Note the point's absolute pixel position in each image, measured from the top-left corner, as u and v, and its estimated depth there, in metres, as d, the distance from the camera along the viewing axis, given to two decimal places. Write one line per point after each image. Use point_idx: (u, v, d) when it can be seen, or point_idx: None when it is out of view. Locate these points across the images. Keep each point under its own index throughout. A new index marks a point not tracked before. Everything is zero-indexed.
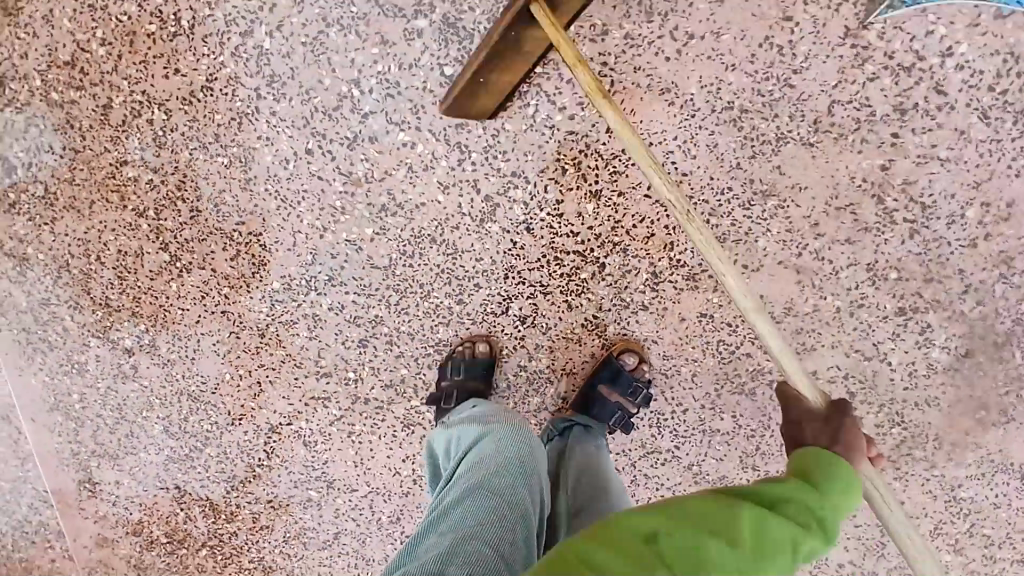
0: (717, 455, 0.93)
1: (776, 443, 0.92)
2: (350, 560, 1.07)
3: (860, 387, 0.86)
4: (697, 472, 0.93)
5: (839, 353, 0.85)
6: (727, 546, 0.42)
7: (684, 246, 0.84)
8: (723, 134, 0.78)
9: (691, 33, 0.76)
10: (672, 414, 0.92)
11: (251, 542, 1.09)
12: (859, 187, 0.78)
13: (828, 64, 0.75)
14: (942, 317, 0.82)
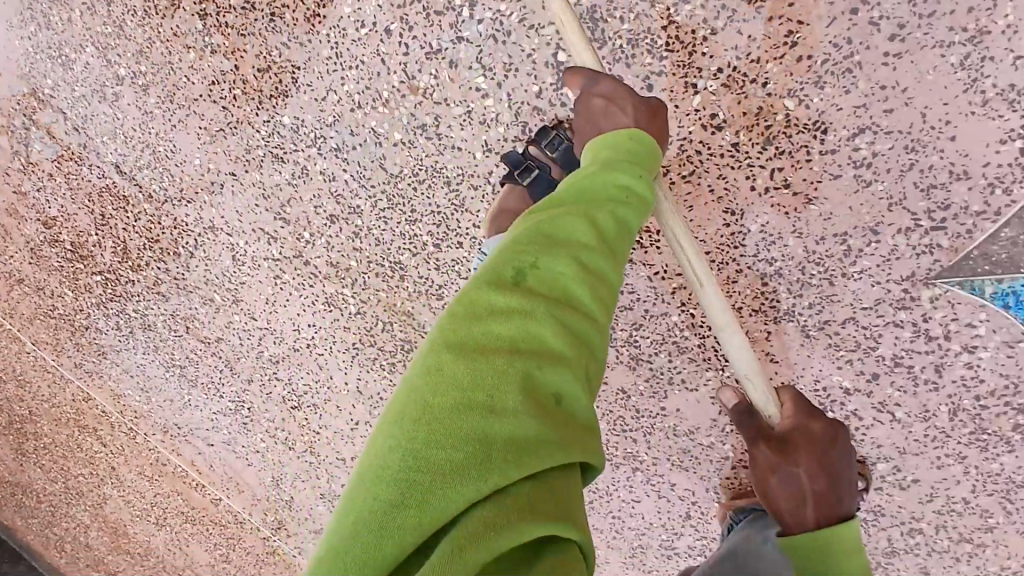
0: None
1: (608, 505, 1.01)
2: (219, 362, 1.13)
3: (699, 515, 0.94)
4: None
5: (702, 482, 0.92)
6: (571, 316, 0.41)
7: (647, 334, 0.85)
8: (747, 277, 0.78)
9: (787, 184, 0.73)
10: None
11: (146, 294, 1.13)
12: (815, 390, 0.81)
13: (873, 288, 0.74)
14: None
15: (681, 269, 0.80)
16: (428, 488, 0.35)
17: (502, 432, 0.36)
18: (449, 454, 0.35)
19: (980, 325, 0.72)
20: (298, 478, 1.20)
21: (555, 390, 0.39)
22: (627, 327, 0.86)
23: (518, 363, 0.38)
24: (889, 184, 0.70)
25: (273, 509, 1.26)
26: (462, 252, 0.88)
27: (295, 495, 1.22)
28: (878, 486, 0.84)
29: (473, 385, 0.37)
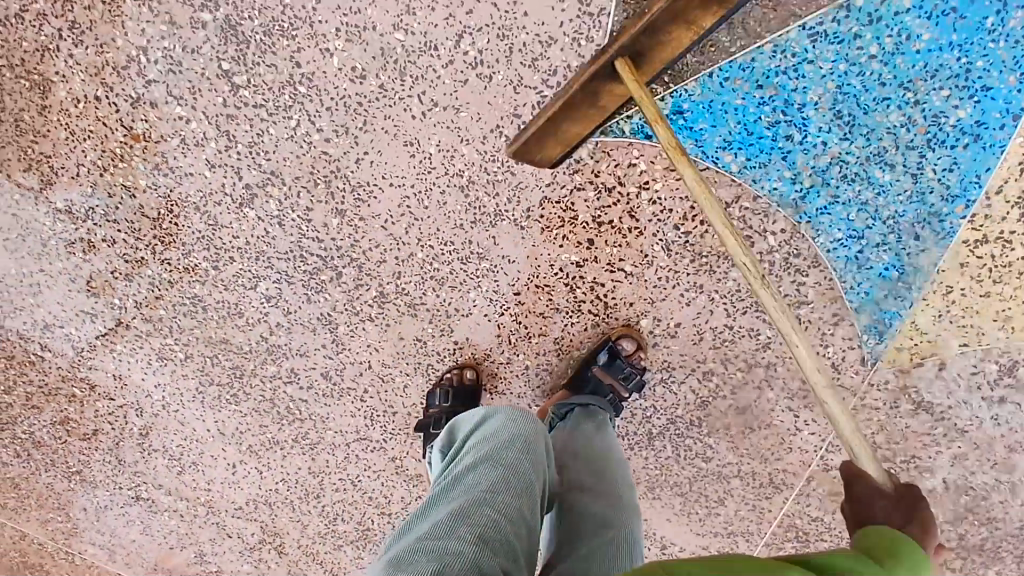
0: (418, 455, 1.04)
1: None
2: (106, 456, 1.17)
3: None
4: (398, 465, 1.05)
5: (522, 401, 0.98)
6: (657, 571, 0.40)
7: (409, 279, 0.93)
8: (451, 196, 0.87)
9: (435, 103, 0.84)
10: (383, 413, 1.02)
11: (23, 415, 1.17)
12: (556, 274, 0.88)
13: (544, 164, 0.84)
14: None
15: (402, 210, 0.89)
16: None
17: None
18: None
19: (639, 162, 0.82)
20: (215, 541, 1.20)
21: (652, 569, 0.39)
22: (390, 281, 0.93)
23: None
24: (504, 71, 0.81)
25: None
26: (237, 265, 0.97)
27: (221, 561, 1.22)
28: (655, 343, 0.89)
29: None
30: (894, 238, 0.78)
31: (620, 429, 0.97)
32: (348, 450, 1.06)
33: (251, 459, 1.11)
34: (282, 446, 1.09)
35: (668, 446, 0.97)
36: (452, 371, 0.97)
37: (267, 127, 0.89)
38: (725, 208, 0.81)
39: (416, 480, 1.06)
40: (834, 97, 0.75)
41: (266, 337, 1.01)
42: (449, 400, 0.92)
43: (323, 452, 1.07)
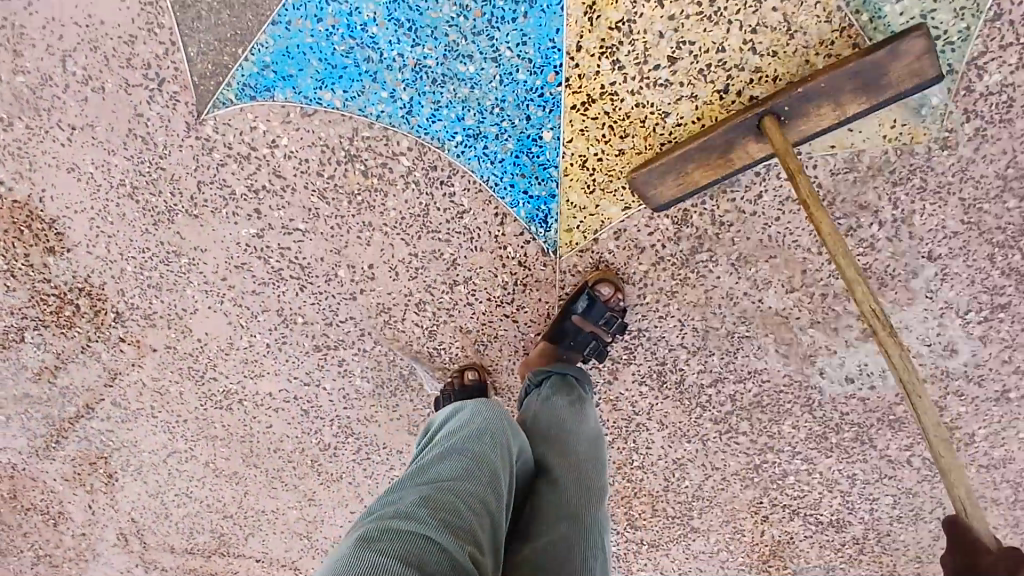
0: (224, 454, 1.06)
1: (263, 447, 1.04)
2: None
3: (309, 406, 1.00)
4: (214, 467, 1.07)
5: (283, 379, 0.98)
6: None
7: (131, 290, 0.95)
8: (126, 205, 0.90)
9: (75, 126, 0.87)
10: (176, 423, 1.04)
11: None
12: (246, 250, 0.90)
13: (183, 151, 0.86)
14: (350, 353, 0.94)
15: (94, 231, 0.93)
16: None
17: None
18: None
19: (258, 124, 0.83)
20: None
21: None
22: (118, 300, 0.96)
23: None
24: (110, 80, 0.84)
25: None
26: (2, 322, 1.02)
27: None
28: (360, 289, 0.90)
29: None
30: (508, 125, 0.79)
31: (373, 377, 0.96)
32: (168, 466, 1.09)
33: (101, 497, 1.16)
34: (114, 479, 1.14)
35: (424, 383, 0.96)
36: (211, 367, 0.99)
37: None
38: (350, 143, 0.83)
39: (236, 478, 1.08)
40: (386, 7, 0.75)
41: (54, 382, 1.06)
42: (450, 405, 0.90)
43: (150, 473, 1.11)
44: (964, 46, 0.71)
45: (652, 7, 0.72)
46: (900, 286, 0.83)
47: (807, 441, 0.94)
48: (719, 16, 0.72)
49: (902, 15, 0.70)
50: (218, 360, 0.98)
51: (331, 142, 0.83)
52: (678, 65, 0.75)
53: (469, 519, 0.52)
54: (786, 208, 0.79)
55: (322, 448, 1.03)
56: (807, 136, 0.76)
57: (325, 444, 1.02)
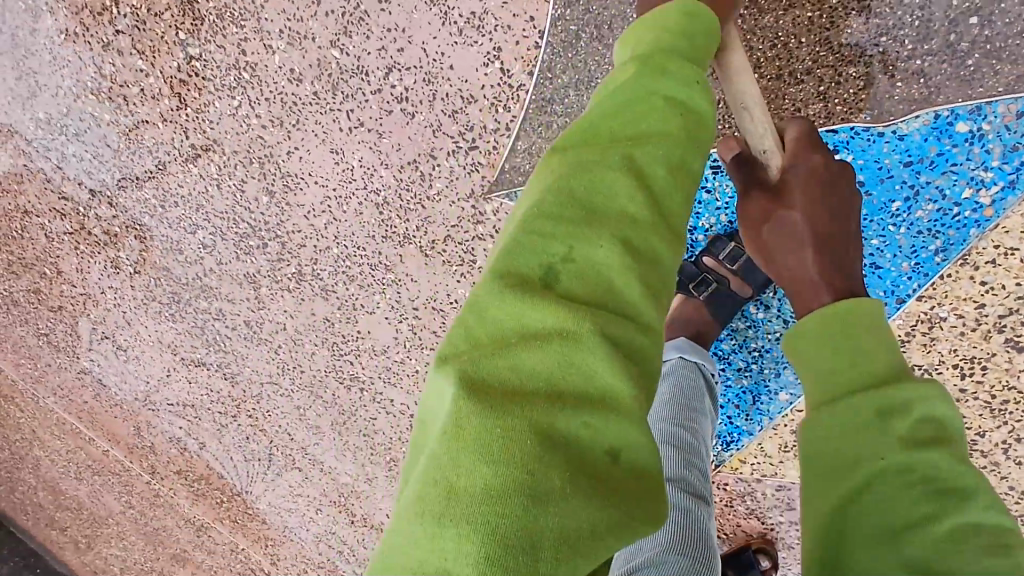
0: (319, 411, 1.12)
1: (356, 428, 1.10)
2: (65, 329, 1.27)
3: None
4: (301, 413, 1.14)
5: (410, 398, 1.03)
6: (601, 323, 0.36)
7: (324, 266, 0.96)
8: (366, 209, 0.90)
9: (362, 123, 0.85)
10: (292, 368, 1.09)
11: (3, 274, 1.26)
12: (451, 303, 0.92)
13: (450, 207, 0.85)
14: None
15: (323, 207, 0.92)
16: (492, 503, 0.30)
17: (545, 523, 0.30)
18: (498, 524, 0.30)
19: None
20: (152, 425, 1.32)
21: (604, 444, 0.34)
22: (307, 264, 0.97)
23: (525, 416, 0.32)
24: (426, 114, 0.82)
25: (144, 459, 1.39)
26: (179, 211, 1.02)
27: (158, 438, 1.33)
28: None
29: (552, 376, 0.34)
30: (756, 368, 0.82)
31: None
32: (263, 388, 1.14)
33: (181, 367, 1.20)
34: (207, 367, 1.17)
35: None
36: (355, 354, 1.03)
37: (222, 103, 0.91)
38: None
39: (315, 429, 1.15)
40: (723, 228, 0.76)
41: (200, 277, 1.07)
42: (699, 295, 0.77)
43: (242, 383, 1.16)
44: None
45: (953, 372, 0.73)
46: None
47: None
48: (1001, 413, 0.74)
49: None
50: (364, 354, 1.02)
51: None
52: None
53: None
54: None
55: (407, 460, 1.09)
56: None
57: None
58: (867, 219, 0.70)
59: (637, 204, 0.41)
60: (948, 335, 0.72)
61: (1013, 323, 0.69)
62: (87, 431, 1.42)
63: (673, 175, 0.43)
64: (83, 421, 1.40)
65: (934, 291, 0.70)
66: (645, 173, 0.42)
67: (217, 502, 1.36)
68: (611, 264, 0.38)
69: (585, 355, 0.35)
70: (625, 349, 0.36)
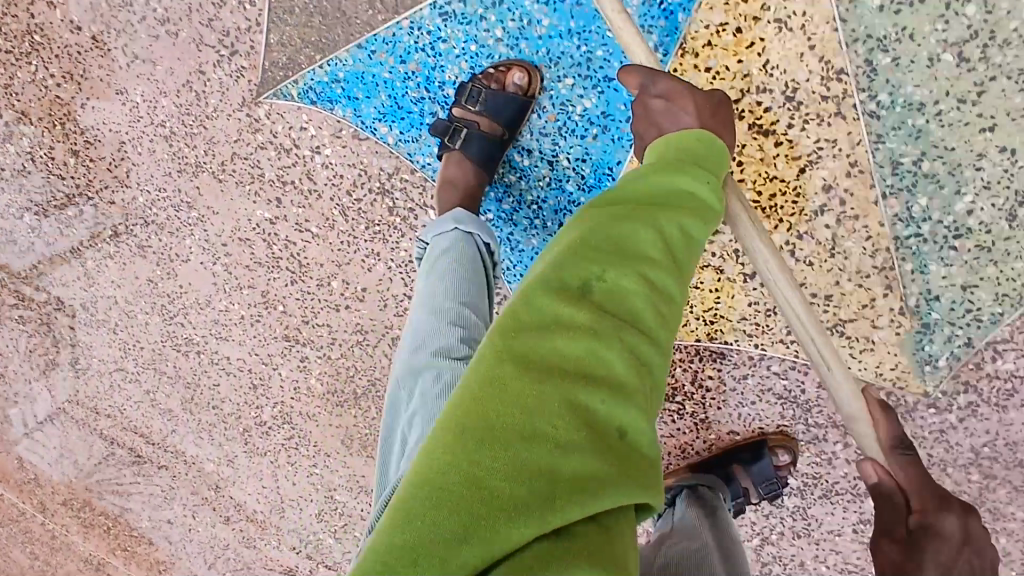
0: (169, 390, 1.09)
1: (205, 399, 1.07)
2: None
3: (260, 382, 1.02)
4: (153, 397, 1.10)
5: (243, 349, 1.00)
6: (611, 351, 0.37)
7: (133, 219, 0.96)
8: (157, 146, 0.90)
9: (138, 55, 0.86)
10: (134, 347, 1.07)
11: None
12: (253, 228, 0.90)
13: (228, 122, 0.85)
14: (314, 353, 0.96)
15: (122, 155, 0.92)
16: (494, 422, 0.34)
17: (563, 467, 0.34)
18: (524, 478, 0.33)
19: (309, 127, 0.81)
20: (27, 452, 1.27)
21: (612, 426, 0.36)
22: (121, 222, 0.97)
23: (542, 394, 0.35)
24: (188, 30, 0.82)
25: (31, 496, 1.33)
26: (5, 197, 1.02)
27: (36, 470, 1.29)
28: (347, 305, 0.91)
29: (579, 364, 0.36)
30: (539, 223, 0.78)
31: (328, 381, 0.98)
32: (113, 379, 1.12)
33: (40, 379, 1.17)
34: (62, 370, 1.15)
35: (374, 407, 0.98)
36: (184, 314, 1.00)
37: (17, 72, 0.92)
38: (388, 178, 0.81)
39: (170, 414, 1.11)
40: (468, 76, 0.74)
41: (36, 268, 1.05)
42: (477, 108, 0.71)
43: (94, 378, 1.13)
44: (991, 328, 0.70)
45: None
46: (840, 503, 0.84)
47: None
48: (773, 211, 0.72)
49: (945, 279, 0.70)
50: (192, 311, 1.00)
51: (370, 170, 0.81)
52: (719, 238, 0.75)
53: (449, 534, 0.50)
54: (764, 398, 0.81)
55: (258, 422, 1.06)
56: None
57: (262, 420, 1.05)
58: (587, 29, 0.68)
59: (625, 236, 0.41)
60: None
61: (749, 106, 0.69)
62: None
63: (685, 235, 0.43)
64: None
65: None
66: (676, 218, 0.43)
67: (105, 530, 1.30)
68: (618, 284, 0.39)
69: (598, 353, 0.37)
70: (596, 327, 0.37)
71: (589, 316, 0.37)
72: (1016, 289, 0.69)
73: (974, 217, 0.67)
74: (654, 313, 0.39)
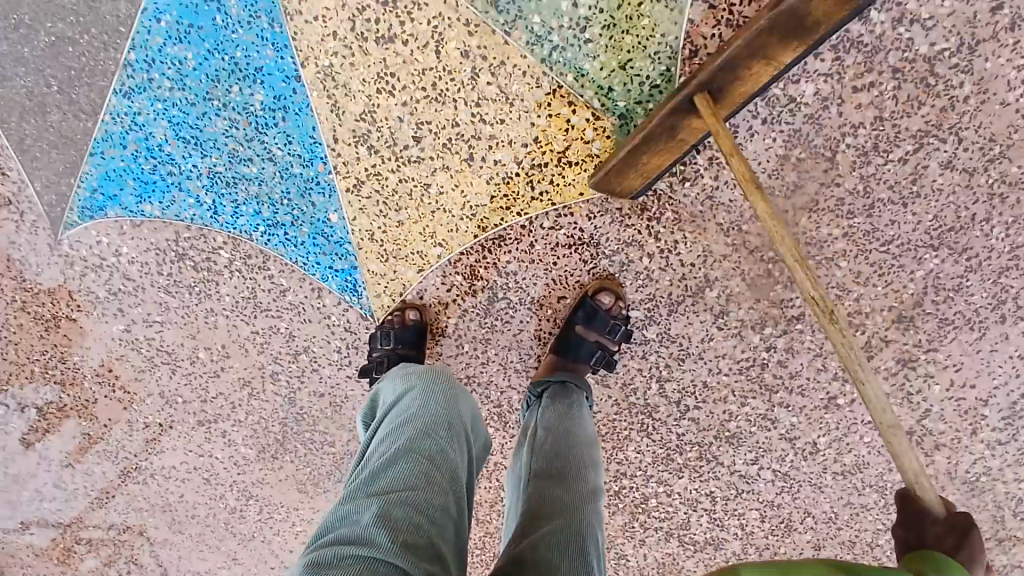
0: (154, 522, 1.17)
1: (182, 514, 1.15)
2: None
3: (209, 474, 1.10)
4: (148, 536, 1.19)
5: (180, 452, 1.09)
6: None
7: (44, 389, 1.07)
8: (22, 317, 1.02)
9: None
10: (109, 499, 1.17)
11: None
12: (120, 344, 1.01)
13: (52, 268, 0.97)
14: (229, 423, 1.05)
15: (4, 341, 1.04)
16: None
17: None
18: None
19: (102, 238, 0.94)
20: None
21: None
22: (36, 397, 1.08)
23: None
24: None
25: None
26: None
27: None
28: (221, 367, 1.00)
29: None
30: (298, 212, 0.88)
31: (253, 442, 1.06)
32: (115, 534, 1.21)
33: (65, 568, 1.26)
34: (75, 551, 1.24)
35: (301, 444, 1.05)
36: (122, 447, 1.11)
37: None
38: (176, 243, 0.92)
39: (169, 543, 1.19)
40: (174, 130, 0.86)
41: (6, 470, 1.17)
42: (389, 343, 0.90)
43: (102, 544, 1.23)
44: (669, 86, 0.76)
45: (386, 96, 0.81)
46: (688, 311, 0.86)
47: (655, 464, 0.99)
48: (444, 96, 0.80)
49: (603, 68, 0.76)
50: (126, 441, 1.10)
51: (160, 245, 0.93)
52: (424, 142, 0.83)
53: (439, 489, 0.57)
54: (559, 253, 0.86)
55: (231, 511, 1.13)
56: (555, 188, 0.82)
57: (232, 507, 1.13)
58: (218, 43, 0.80)
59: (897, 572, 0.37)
60: (348, 73, 0.80)
61: (363, 26, 0.78)
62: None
63: None
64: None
65: (300, 51, 0.79)
66: None
67: None
68: None
69: None
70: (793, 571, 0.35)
71: None
72: (661, 42, 0.74)
73: (583, 7, 0.73)
74: None
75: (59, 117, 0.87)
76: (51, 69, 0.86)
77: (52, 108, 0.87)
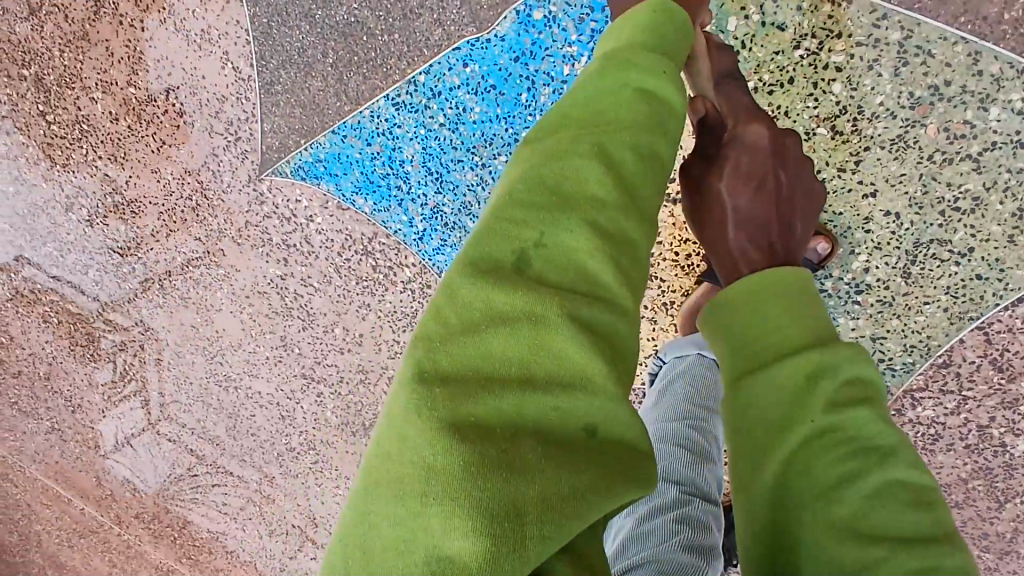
0: (213, 418, 1.23)
1: (244, 427, 1.20)
2: (23, 392, 1.42)
3: (286, 414, 1.15)
4: (202, 425, 1.25)
5: (270, 386, 1.13)
6: (586, 300, 0.35)
7: (177, 276, 1.10)
8: (190, 214, 1.04)
9: (172, 143, 1.01)
10: (184, 381, 1.22)
11: None
12: (268, 283, 1.04)
13: (240, 195, 0.99)
14: (328, 390, 1.08)
15: (163, 224, 1.07)
16: (573, 267, 0.37)
17: (561, 413, 0.33)
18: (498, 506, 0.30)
19: (303, 199, 0.95)
20: (104, 473, 1.43)
21: (581, 423, 0.33)
22: (166, 278, 1.11)
23: (504, 401, 0.32)
24: (208, 122, 0.97)
25: (110, 509, 1.48)
26: (74, 257, 1.18)
27: (111, 484, 1.44)
28: (349, 347, 1.03)
29: (514, 390, 0.32)
30: None
31: (342, 414, 1.09)
32: (172, 403, 1.26)
33: (112, 406, 1.32)
34: (129, 400, 1.30)
35: None
36: (220, 353, 1.14)
37: (75, 155, 1.09)
38: (368, 240, 0.94)
39: (217, 440, 1.25)
40: (423, 156, 0.87)
41: (104, 312, 1.21)
42: None
43: (156, 408, 1.28)
44: (905, 375, 0.77)
45: None
46: None
47: None
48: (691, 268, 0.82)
49: (854, 330, 0.77)
50: (227, 351, 1.13)
51: (354, 233, 0.94)
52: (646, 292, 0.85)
53: None
54: None
55: (290, 448, 1.18)
56: None
57: (292, 447, 1.18)
58: (511, 115, 0.81)
59: (665, 161, 0.44)
60: None
61: None
62: (58, 491, 1.51)
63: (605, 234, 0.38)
64: (49, 481, 1.51)
65: None
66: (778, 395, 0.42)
67: (172, 540, 1.44)
68: (471, 407, 0.32)
69: (560, 376, 0.33)
70: (627, 186, 0.40)
71: (554, 380, 0.33)
72: (922, 339, 0.75)
73: (872, 276, 0.74)
74: (569, 263, 0.37)
75: (322, 88, 0.88)
76: (335, 43, 0.86)
77: (318, 75, 0.88)
